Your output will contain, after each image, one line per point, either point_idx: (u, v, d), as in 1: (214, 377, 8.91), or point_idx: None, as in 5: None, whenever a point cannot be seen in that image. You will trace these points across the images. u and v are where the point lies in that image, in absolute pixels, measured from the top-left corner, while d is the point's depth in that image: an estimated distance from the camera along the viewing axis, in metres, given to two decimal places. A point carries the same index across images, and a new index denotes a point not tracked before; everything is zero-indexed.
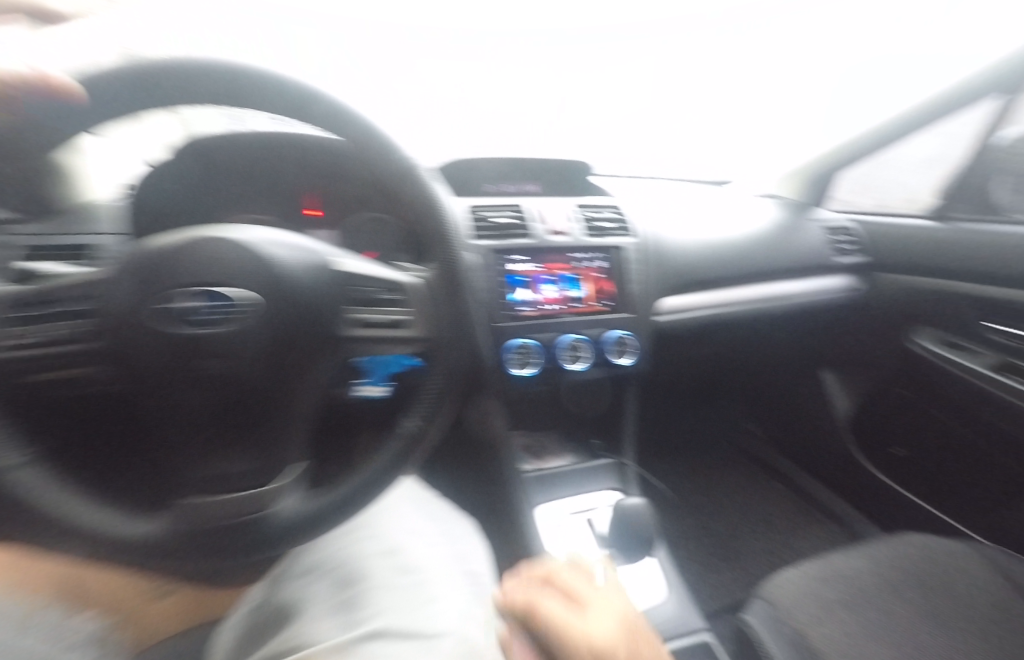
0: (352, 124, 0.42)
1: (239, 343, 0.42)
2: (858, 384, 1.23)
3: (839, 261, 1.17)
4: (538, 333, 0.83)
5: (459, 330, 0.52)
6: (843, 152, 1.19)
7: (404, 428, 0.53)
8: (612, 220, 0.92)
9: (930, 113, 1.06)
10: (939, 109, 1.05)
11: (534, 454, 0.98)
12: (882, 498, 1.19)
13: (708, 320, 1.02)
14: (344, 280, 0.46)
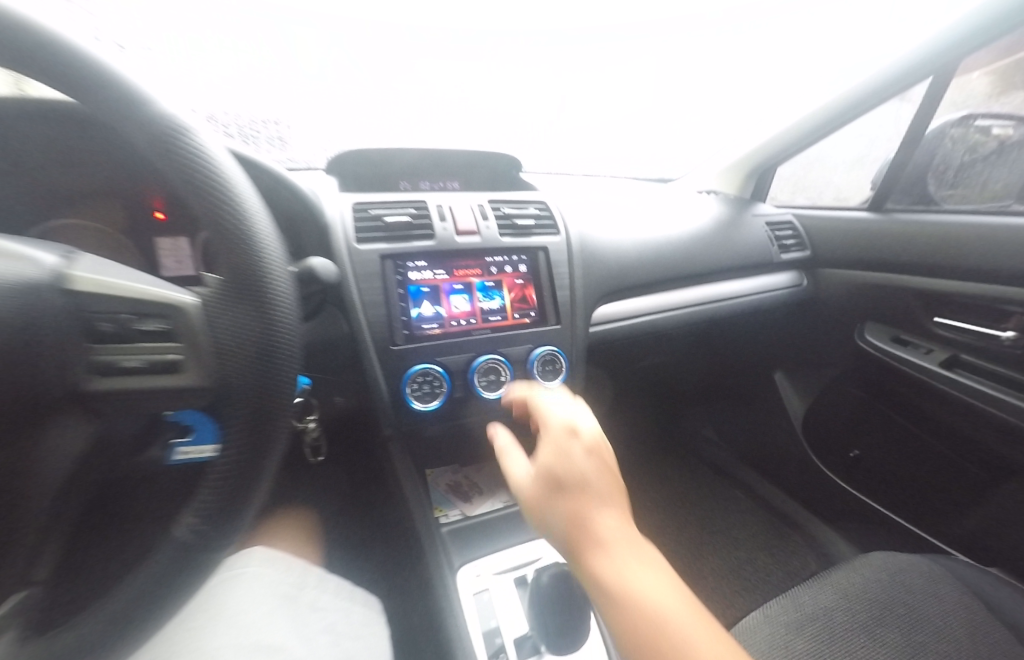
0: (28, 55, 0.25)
1: None
2: (810, 384, 1.16)
3: (784, 257, 1.09)
4: (444, 356, 0.69)
5: (263, 370, 0.34)
6: (777, 144, 1.12)
7: (175, 528, 0.33)
8: (536, 216, 0.79)
9: (863, 104, 0.96)
10: (874, 94, 0.94)
11: (461, 494, 0.82)
12: (841, 504, 1.10)
13: (649, 329, 0.91)
14: (74, 308, 0.32)
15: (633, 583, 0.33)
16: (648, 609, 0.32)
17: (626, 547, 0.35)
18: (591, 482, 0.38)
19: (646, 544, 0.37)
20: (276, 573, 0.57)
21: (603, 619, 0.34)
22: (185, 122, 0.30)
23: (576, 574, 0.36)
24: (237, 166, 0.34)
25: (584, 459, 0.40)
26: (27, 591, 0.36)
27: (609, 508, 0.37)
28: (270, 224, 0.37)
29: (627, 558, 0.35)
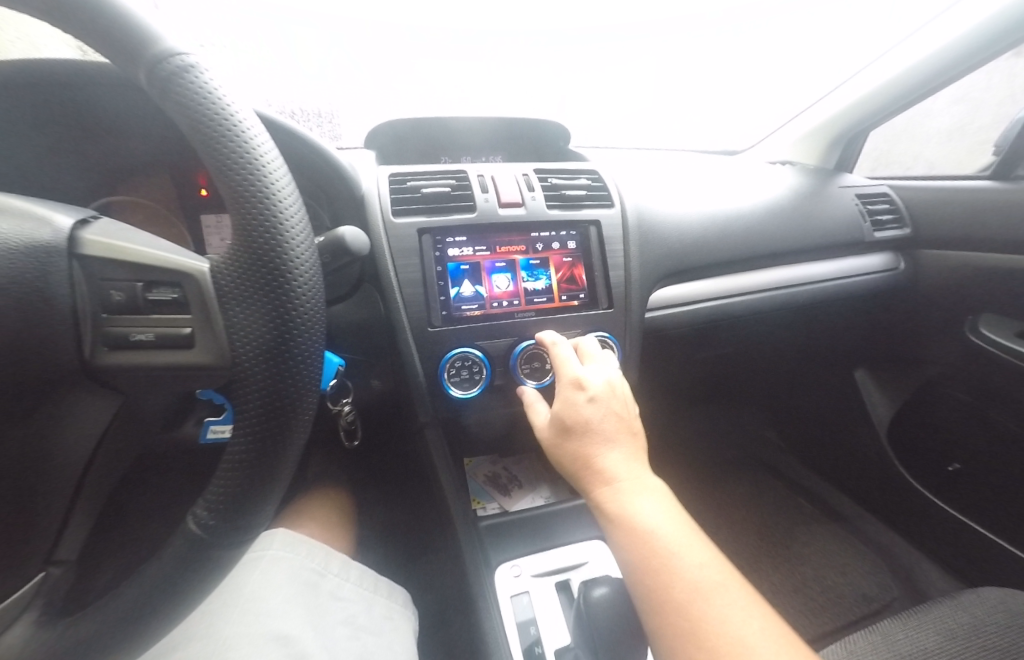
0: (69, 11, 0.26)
1: None
2: (897, 385, 1.02)
3: (878, 236, 0.93)
4: (485, 340, 0.64)
5: (275, 340, 0.28)
6: (870, 102, 0.92)
7: (184, 522, 0.28)
8: (588, 186, 0.71)
9: (993, 43, 0.76)
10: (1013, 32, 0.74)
11: (499, 487, 0.78)
12: (935, 524, 0.93)
13: (710, 315, 0.80)
14: (85, 274, 0.29)
15: (631, 511, 0.41)
16: (646, 536, 0.39)
17: (627, 479, 0.43)
18: (596, 425, 0.46)
19: (644, 472, 0.45)
20: (298, 558, 0.53)
21: (615, 544, 0.41)
22: (187, 53, 0.27)
23: (589, 502, 0.45)
24: (248, 103, 0.30)
25: (592, 407, 0.47)
26: (48, 573, 0.32)
27: (612, 443, 0.46)
28: (285, 167, 0.30)
29: (630, 492, 0.42)
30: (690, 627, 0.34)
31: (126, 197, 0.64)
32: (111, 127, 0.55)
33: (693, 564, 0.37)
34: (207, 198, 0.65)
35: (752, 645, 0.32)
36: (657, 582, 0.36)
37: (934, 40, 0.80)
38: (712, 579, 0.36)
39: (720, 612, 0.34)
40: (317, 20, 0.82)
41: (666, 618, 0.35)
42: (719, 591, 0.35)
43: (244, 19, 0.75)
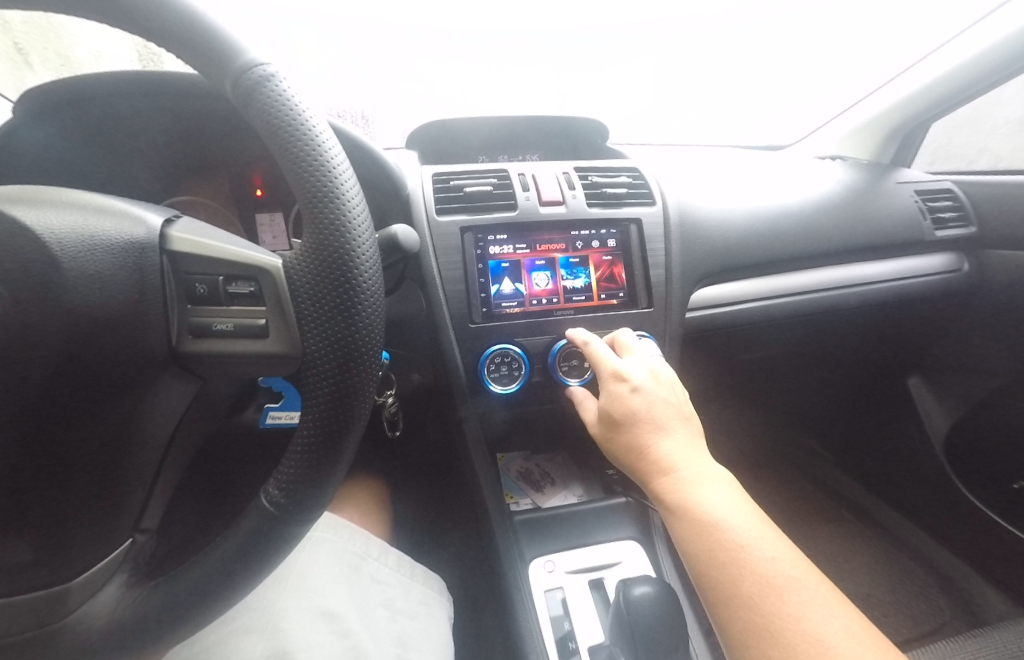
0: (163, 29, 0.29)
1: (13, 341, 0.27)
2: (955, 395, 0.96)
3: (939, 235, 0.88)
4: (524, 338, 0.64)
5: (344, 332, 0.29)
6: (929, 95, 0.87)
7: (259, 499, 0.30)
8: (629, 184, 0.70)
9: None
10: None
11: (532, 483, 0.79)
12: (995, 543, 0.88)
13: (752, 316, 0.78)
14: (173, 268, 0.32)
15: (695, 500, 0.40)
16: (713, 527, 0.38)
17: (687, 468, 0.43)
18: (647, 415, 0.46)
19: (705, 460, 0.44)
20: (341, 540, 0.56)
21: (676, 534, 0.41)
22: (267, 64, 0.30)
23: (646, 491, 0.45)
24: (319, 108, 0.32)
25: (639, 398, 0.47)
26: (134, 540, 0.35)
27: (667, 432, 0.45)
28: (350, 167, 0.32)
29: (692, 482, 0.42)
30: (763, 621, 0.34)
31: (191, 196, 0.68)
32: (181, 130, 0.59)
33: (767, 557, 0.36)
34: (262, 197, 0.68)
35: (834, 643, 0.32)
36: (726, 574, 0.36)
37: (1000, 28, 0.75)
38: (786, 573, 0.35)
39: (796, 609, 0.34)
40: (316, 19, 0.80)
41: (735, 611, 0.35)
42: (795, 588, 0.35)
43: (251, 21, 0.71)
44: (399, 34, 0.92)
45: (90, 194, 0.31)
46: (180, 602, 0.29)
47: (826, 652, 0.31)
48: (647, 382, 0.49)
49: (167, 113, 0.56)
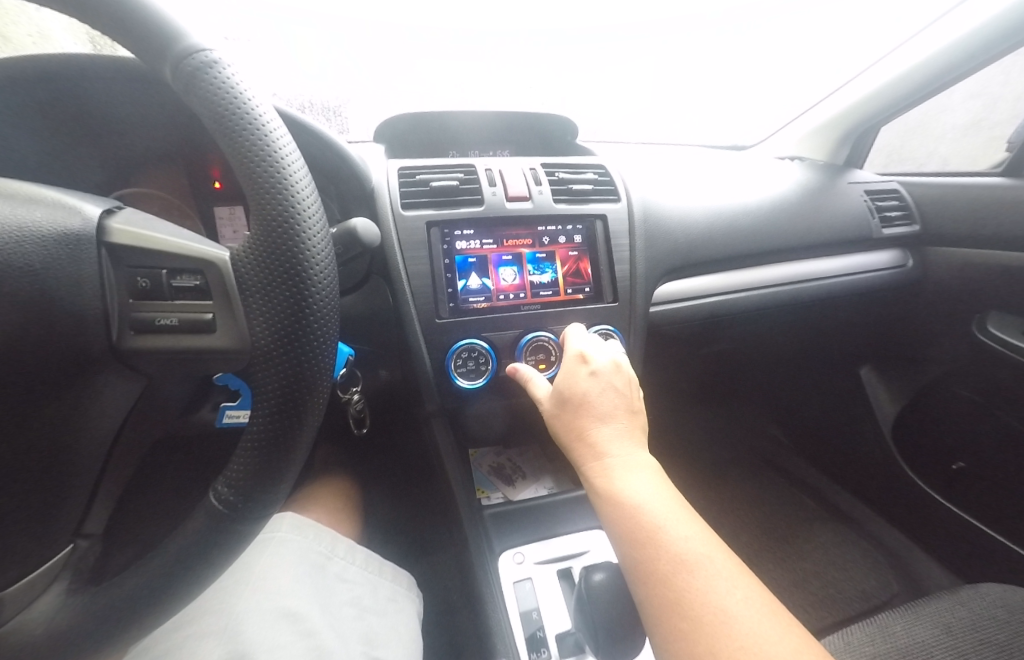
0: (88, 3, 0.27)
1: None
2: (903, 384, 1.01)
3: (886, 233, 0.93)
4: (491, 333, 0.65)
5: (289, 324, 0.29)
6: (879, 98, 0.92)
7: (208, 498, 0.29)
8: (595, 181, 0.71)
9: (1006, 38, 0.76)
10: None
11: (503, 477, 0.80)
12: (936, 521, 0.94)
13: (714, 311, 0.81)
14: (114, 264, 0.31)
15: (620, 486, 0.42)
16: (633, 511, 0.39)
17: (617, 455, 0.44)
18: (598, 399, 0.49)
19: (637, 449, 0.46)
20: (305, 540, 0.55)
21: (604, 520, 0.42)
22: (211, 50, 0.29)
23: (580, 476, 0.46)
24: (268, 96, 0.31)
25: (592, 381, 0.50)
26: (75, 546, 0.33)
27: (613, 419, 0.47)
28: (300, 160, 0.31)
29: (620, 468, 0.43)
30: (672, 595, 0.34)
31: (144, 188, 0.65)
32: (130, 116, 0.56)
33: (682, 535, 0.37)
34: (219, 190, 0.67)
35: (734, 616, 0.33)
36: (643, 554, 0.37)
37: (940, 38, 0.81)
38: (697, 551, 0.36)
39: (703, 583, 0.34)
40: (316, 18, 0.78)
41: (651, 588, 0.36)
42: (703, 564, 0.35)
43: (242, 14, 0.72)
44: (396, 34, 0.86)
45: (29, 185, 0.30)
46: (124, 606, 0.29)
47: (728, 623, 0.32)
48: (603, 369, 0.52)
49: (113, 99, 0.53)
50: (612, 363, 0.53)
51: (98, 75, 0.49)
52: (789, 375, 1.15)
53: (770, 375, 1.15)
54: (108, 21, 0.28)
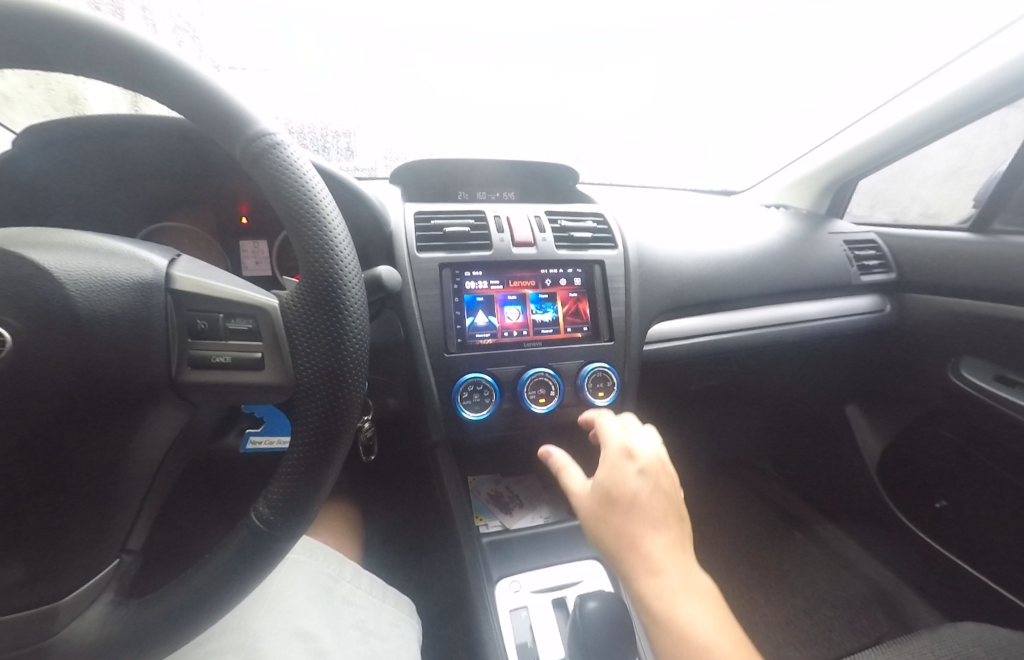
0: (179, 95, 0.33)
1: (21, 377, 0.29)
2: (886, 422, 1.06)
3: (864, 280, 1.00)
4: (496, 367, 0.69)
5: (330, 363, 0.34)
6: (862, 154, 1.00)
7: (248, 517, 0.33)
8: (594, 229, 0.78)
9: (977, 106, 0.83)
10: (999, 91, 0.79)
11: (501, 505, 0.82)
12: (923, 558, 0.96)
13: (704, 350, 0.86)
14: (175, 306, 0.35)
15: (681, 615, 0.41)
16: (701, 649, 0.39)
17: (675, 576, 0.44)
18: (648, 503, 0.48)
19: (692, 569, 0.46)
20: (316, 562, 0.58)
21: (660, 646, 0.42)
22: (276, 133, 0.35)
23: (630, 590, 0.45)
24: (313, 165, 0.37)
25: (642, 483, 0.49)
26: (120, 560, 0.37)
27: (667, 532, 0.46)
28: (342, 222, 0.37)
29: (679, 592, 0.43)
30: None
31: (176, 224, 0.70)
32: (176, 158, 0.62)
33: None
34: (246, 225, 0.72)
35: None
36: None
37: (914, 104, 0.89)
38: None
39: None
40: (317, 19, 0.80)
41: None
42: None
43: (243, 18, 0.77)
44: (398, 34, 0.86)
45: (98, 237, 0.34)
46: (166, 618, 0.32)
47: None
48: (653, 470, 0.51)
49: (153, 139, 0.58)
50: (655, 458, 0.52)
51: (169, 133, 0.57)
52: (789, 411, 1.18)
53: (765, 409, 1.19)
54: (187, 106, 0.33)
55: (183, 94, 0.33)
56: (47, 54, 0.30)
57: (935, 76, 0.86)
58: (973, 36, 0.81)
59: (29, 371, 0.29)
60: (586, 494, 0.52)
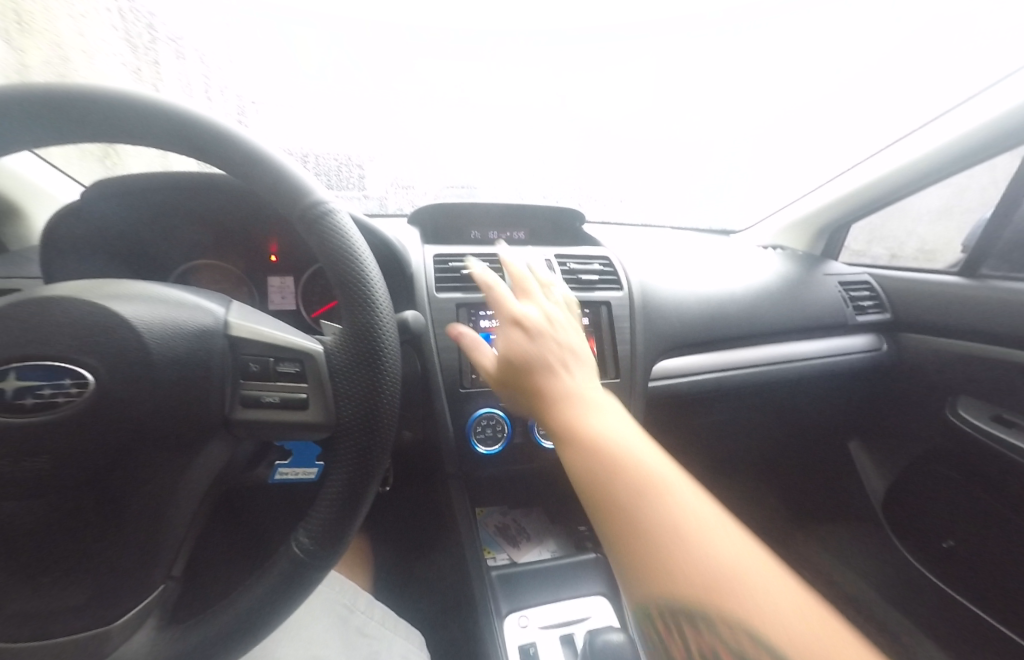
0: (230, 160, 0.39)
1: (102, 420, 0.34)
2: (889, 459, 1.08)
3: (859, 319, 1.04)
4: (508, 402, 0.73)
5: (368, 406, 0.37)
6: (853, 200, 1.05)
7: (288, 547, 0.36)
8: (600, 272, 0.83)
9: (961, 160, 0.89)
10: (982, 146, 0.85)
11: (508, 538, 0.84)
12: (937, 601, 0.95)
13: (707, 386, 0.89)
14: (230, 350, 0.39)
15: (589, 437, 0.32)
16: (615, 470, 0.30)
17: (580, 404, 0.35)
18: (551, 363, 0.38)
19: (602, 403, 0.36)
20: (332, 593, 0.59)
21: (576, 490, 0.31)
22: (328, 203, 0.40)
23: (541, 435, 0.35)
24: (356, 227, 0.42)
25: (538, 327, 0.40)
26: (166, 586, 0.39)
27: (580, 396, 0.36)
28: (380, 275, 0.41)
29: (584, 416, 0.34)
30: (716, 582, 0.23)
31: (207, 262, 0.75)
32: (218, 203, 0.67)
33: (692, 508, 0.27)
34: (275, 263, 0.77)
35: (768, 594, 0.23)
36: (639, 537, 0.26)
37: (904, 155, 0.95)
38: (708, 526, 0.26)
39: (719, 551, 0.25)
40: (316, 18, 0.75)
41: (690, 618, 0.23)
42: (721, 536, 0.26)
43: (241, 17, 0.73)
44: (395, 32, 0.79)
45: (164, 287, 0.39)
46: (209, 643, 0.34)
47: (771, 609, 0.22)
48: (544, 323, 0.40)
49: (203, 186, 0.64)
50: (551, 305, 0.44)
51: (224, 188, 0.64)
52: (799, 449, 1.15)
53: (778, 448, 1.14)
54: (237, 167, 0.39)
55: (235, 159, 0.39)
56: (121, 127, 0.36)
57: (922, 129, 0.93)
58: (951, 97, 0.88)
59: (110, 412, 0.34)
60: (491, 368, 0.41)
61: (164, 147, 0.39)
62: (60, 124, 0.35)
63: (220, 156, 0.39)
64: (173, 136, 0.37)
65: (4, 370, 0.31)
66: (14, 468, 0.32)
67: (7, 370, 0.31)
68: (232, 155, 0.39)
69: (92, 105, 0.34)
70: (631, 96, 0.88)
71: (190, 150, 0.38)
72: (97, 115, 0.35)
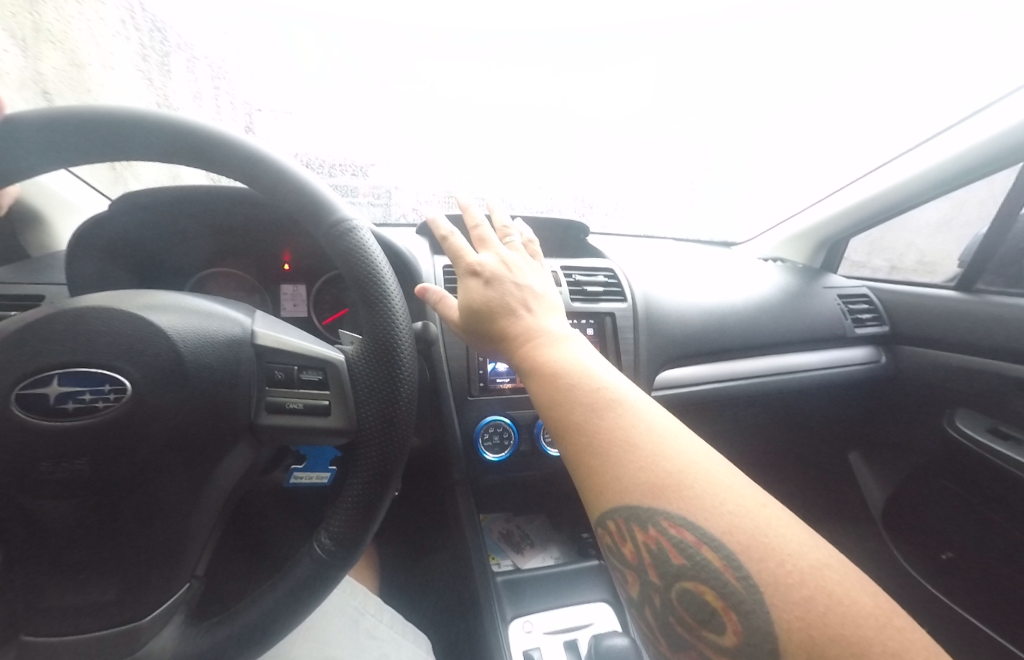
0: (246, 168, 0.42)
1: (139, 425, 0.36)
2: (888, 470, 1.09)
3: (858, 332, 1.06)
4: (515, 410, 0.74)
5: (388, 413, 0.39)
6: (852, 215, 1.06)
7: (312, 547, 0.38)
8: (605, 283, 0.85)
9: (957, 178, 0.90)
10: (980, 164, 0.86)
11: (513, 544, 0.85)
12: (937, 613, 0.95)
13: (709, 396, 0.91)
14: (257, 358, 0.41)
15: (543, 369, 0.38)
16: (565, 395, 0.35)
17: (535, 342, 0.40)
18: (506, 305, 0.43)
19: (555, 333, 0.41)
20: (343, 595, 0.61)
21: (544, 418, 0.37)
22: (351, 219, 0.43)
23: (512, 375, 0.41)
24: (376, 241, 0.44)
25: (490, 280, 0.45)
26: (191, 585, 0.41)
27: (536, 329, 0.41)
28: (399, 287, 0.43)
29: (538, 353, 0.39)
30: (642, 471, 0.28)
31: (224, 271, 0.78)
32: (234, 214, 0.70)
33: (628, 413, 0.32)
34: (288, 271, 0.80)
35: (696, 474, 0.28)
36: (587, 458, 0.31)
37: (900, 172, 0.96)
38: (646, 426, 0.31)
39: (651, 447, 0.29)
40: (317, 18, 0.72)
41: (624, 506, 0.29)
42: (655, 432, 0.30)
43: (241, 18, 0.71)
44: (395, 31, 0.76)
45: (195, 298, 0.41)
46: (235, 640, 0.36)
47: (694, 485, 0.27)
48: (497, 273, 0.45)
49: (220, 199, 0.66)
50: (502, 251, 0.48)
51: (238, 199, 0.66)
52: (802, 460, 1.14)
53: (781, 460, 1.13)
54: (245, 171, 0.42)
55: (250, 168, 0.42)
56: (150, 140, 0.40)
57: (918, 148, 0.94)
58: (949, 116, 0.89)
59: (144, 418, 0.36)
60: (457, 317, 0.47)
61: (168, 157, 0.42)
62: (101, 141, 0.39)
63: (238, 166, 0.42)
64: (194, 149, 0.41)
65: (47, 378, 0.33)
66: (55, 470, 0.34)
67: (52, 378, 0.33)
68: (249, 164, 0.42)
69: (130, 120, 0.39)
70: (635, 114, 0.91)
71: (209, 164, 0.42)
72: (108, 129, 0.38)
